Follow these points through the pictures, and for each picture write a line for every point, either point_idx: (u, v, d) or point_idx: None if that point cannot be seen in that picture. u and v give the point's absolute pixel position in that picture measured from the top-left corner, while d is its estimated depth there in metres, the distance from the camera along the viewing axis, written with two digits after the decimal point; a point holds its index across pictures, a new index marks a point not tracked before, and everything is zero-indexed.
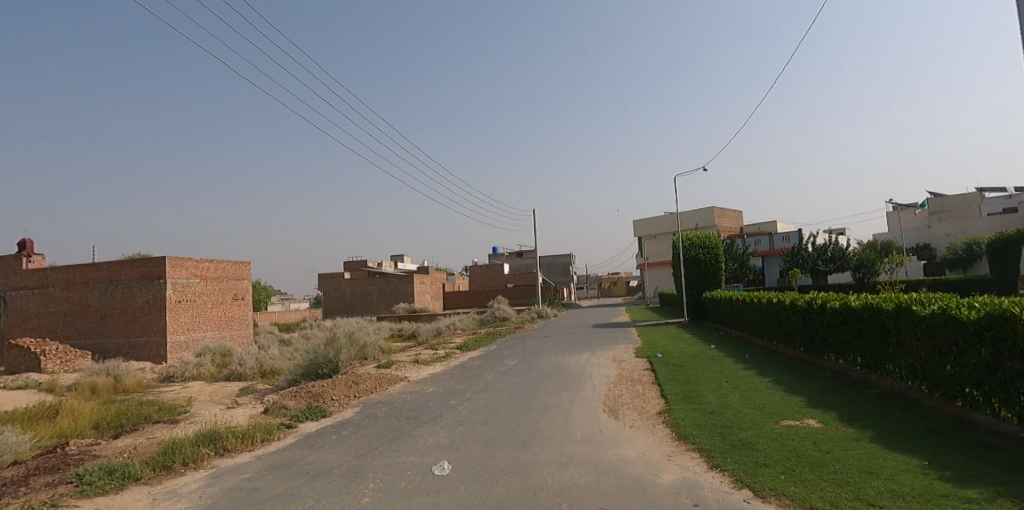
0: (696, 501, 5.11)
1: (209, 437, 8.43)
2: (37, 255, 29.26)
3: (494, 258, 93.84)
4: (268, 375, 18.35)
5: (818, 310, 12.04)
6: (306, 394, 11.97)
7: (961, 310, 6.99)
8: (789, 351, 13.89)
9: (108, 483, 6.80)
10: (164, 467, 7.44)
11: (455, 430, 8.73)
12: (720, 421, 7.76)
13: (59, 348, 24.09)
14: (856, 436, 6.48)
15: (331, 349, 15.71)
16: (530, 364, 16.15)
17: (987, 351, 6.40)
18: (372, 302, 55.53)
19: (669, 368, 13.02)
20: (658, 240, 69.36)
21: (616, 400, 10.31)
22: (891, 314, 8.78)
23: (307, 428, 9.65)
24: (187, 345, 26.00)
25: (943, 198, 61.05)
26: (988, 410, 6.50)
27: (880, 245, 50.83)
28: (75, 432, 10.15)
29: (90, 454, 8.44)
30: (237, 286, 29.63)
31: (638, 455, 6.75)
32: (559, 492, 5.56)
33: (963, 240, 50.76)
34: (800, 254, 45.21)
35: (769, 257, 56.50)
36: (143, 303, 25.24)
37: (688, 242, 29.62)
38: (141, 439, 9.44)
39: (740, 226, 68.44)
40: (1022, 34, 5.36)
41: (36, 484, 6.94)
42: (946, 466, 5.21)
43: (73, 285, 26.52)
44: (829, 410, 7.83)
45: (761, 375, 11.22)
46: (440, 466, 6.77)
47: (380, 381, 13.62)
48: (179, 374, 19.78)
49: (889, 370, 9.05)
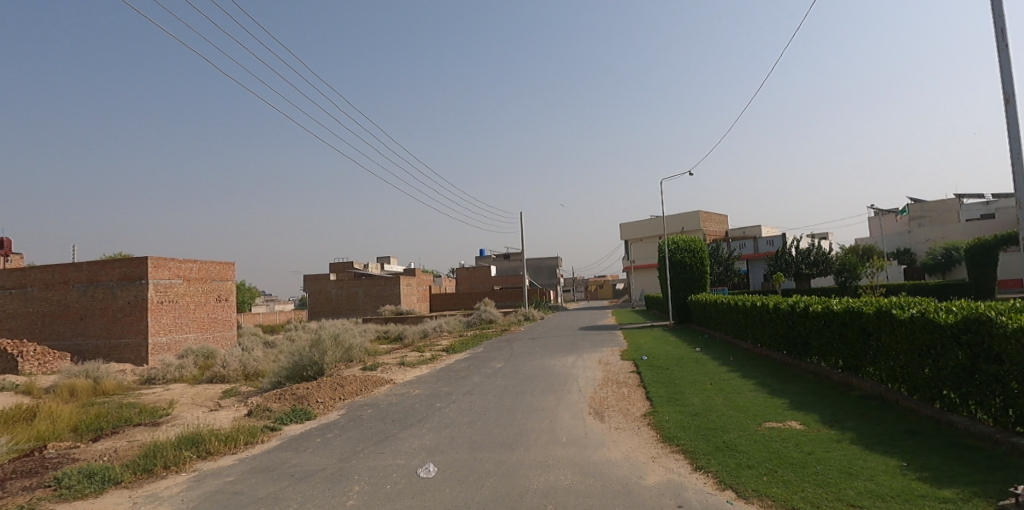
0: (679, 502, 5.16)
1: (191, 440, 8.32)
2: (14, 255, 28.91)
3: (481, 260, 93.80)
4: (251, 377, 18.25)
5: (801, 313, 12.21)
6: (290, 396, 11.87)
7: (939, 314, 7.13)
8: (772, 354, 14.08)
9: (88, 487, 6.69)
10: (145, 470, 7.35)
11: (442, 432, 8.73)
12: (703, 423, 7.83)
13: (37, 349, 23.65)
14: (836, 437, 6.59)
15: (316, 350, 15.58)
16: (516, 367, 16.14)
17: (964, 354, 6.55)
18: (358, 304, 55.25)
19: (654, 371, 13.10)
20: (645, 243, 69.90)
21: (602, 403, 10.36)
22: (872, 317, 8.94)
23: (291, 431, 9.57)
24: (169, 346, 25.65)
25: (922, 203, 62.09)
26: (965, 412, 6.63)
27: (862, 249, 51.55)
28: (53, 434, 9.96)
29: (68, 457, 8.29)
30: (220, 287, 29.34)
31: (623, 457, 6.79)
32: (545, 494, 5.57)
33: (942, 245, 51.66)
34: (784, 258, 45.79)
35: (753, 261, 57.11)
36: (125, 303, 24.88)
37: (673, 244, 29.96)
38: (121, 442, 9.29)
39: (726, 230, 69.12)
40: (1002, 48, 5.47)
41: (13, 488, 6.80)
42: (923, 466, 5.31)
43: (52, 285, 26.07)
44: (810, 412, 7.95)
45: (745, 377, 11.33)
46: (426, 468, 6.77)
47: (365, 383, 13.54)
48: (161, 376, 19.53)
49: (869, 372, 9.21)
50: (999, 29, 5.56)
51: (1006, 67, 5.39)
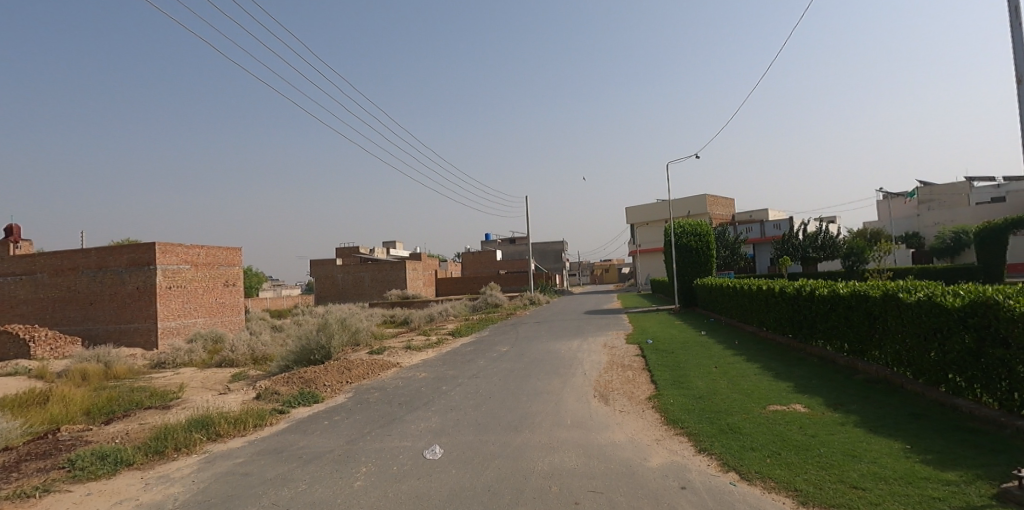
0: (683, 484, 5.20)
1: (201, 423, 8.45)
2: (24, 240, 29.02)
3: (486, 245, 94.14)
4: (260, 360, 18.43)
5: (807, 297, 12.17)
6: (298, 379, 11.99)
7: (946, 298, 7.10)
8: (779, 337, 14.04)
9: (101, 468, 6.83)
10: (157, 452, 7.47)
11: (447, 414, 8.82)
12: (708, 406, 7.84)
13: (48, 334, 23.99)
14: (840, 420, 6.60)
15: (323, 334, 15.70)
16: (521, 350, 16.21)
17: (971, 338, 6.51)
18: (364, 288, 55.54)
19: (659, 355, 13.10)
20: (650, 227, 69.79)
21: (607, 386, 10.40)
22: (878, 301, 8.89)
23: (300, 414, 9.69)
24: (178, 330, 25.95)
25: (932, 186, 61.75)
26: (971, 396, 6.62)
27: (871, 233, 51.13)
28: (66, 418, 10.14)
29: (81, 439, 8.45)
30: (228, 272, 29.51)
31: (628, 439, 6.84)
32: (549, 476, 5.62)
33: (950, 229, 51.26)
34: (791, 242, 45.56)
35: (760, 245, 56.91)
36: (133, 289, 25.11)
37: (679, 228, 29.68)
38: (132, 425, 9.45)
39: (732, 213, 68.87)
40: (1012, 25, 5.37)
41: (27, 470, 6.95)
42: (927, 449, 5.32)
43: (62, 271, 26.32)
44: (815, 396, 7.95)
45: (751, 361, 11.34)
46: (432, 450, 6.85)
47: (372, 367, 13.65)
48: (171, 361, 19.79)
49: (875, 356, 9.20)
50: (1011, 6, 5.45)
51: (1020, 45, 5.27)
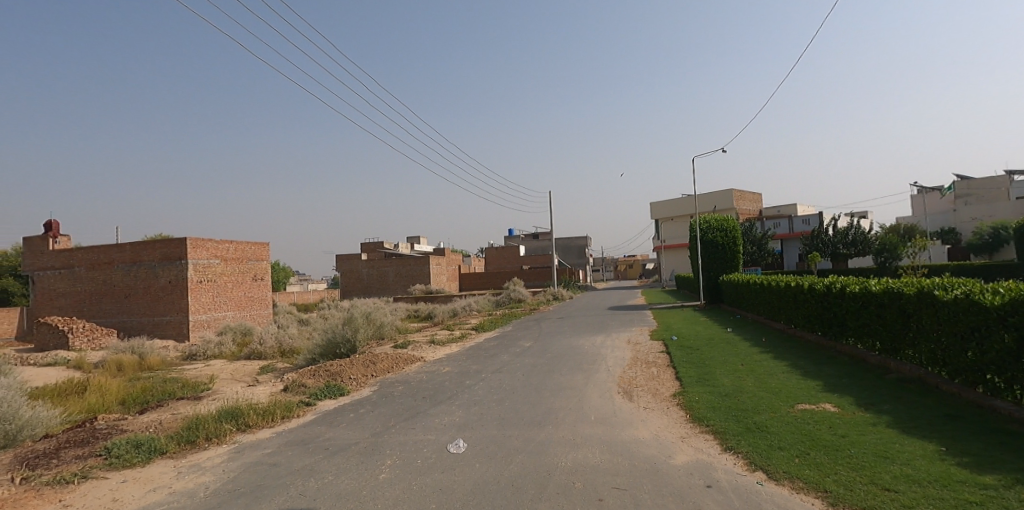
0: (708, 482, 5.14)
1: (231, 414, 8.64)
2: (63, 235, 29.98)
3: (509, 240, 94.22)
4: (287, 353, 18.77)
5: (837, 294, 11.89)
6: (324, 372, 12.18)
7: (985, 296, 6.86)
8: (808, 335, 13.76)
9: (136, 456, 7.04)
10: (189, 442, 7.68)
11: (470, 409, 8.87)
12: (734, 404, 7.73)
13: (86, 325, 24.78)
14: (871, 420, 6.44)
15: (348, 328, 15.89)
16: (544, 346, 16.18)
17: (1010, 337, 6.28)
18: (388, 283, 56.09)
19: (684, 351, 12.95)
20: (675, 223, 69.02)
21: (631, 382, 10.32)
22: (913, 299, 8.63)
23: (326, 406, 9.85)
24: (208, 323, 26.56)
25: (970, 181, 59.66)
26: (1010, 397, 6.41)
27: (905, 228, 49.71)
28: (103, 407, 10.47)
29: (117, 428, 8.72)
30: (256, 267, 30.07)
31: (652, 436, 6.79)
32: (572, 472, 5.61)
33: (989, 225, 49.51)
34: (821, 238, 44.57)
35: (787, 240, 55.82)
36: (166, 283, 25.78)
37: (705, 223, 29.33)
38: (165, 415, 9.71)
39: (760, 208, 67.70)
40: None
41: (66, 457, 7.20)
42: (963, 451, 5.17)
43: (98, 265, 27.14)
44: (845, 395, 7.78)
45: (778, 359, 11.14)
46: (455, 444, 6.90)
47: (396, 361, 13.78)
48: (202, 353, 20.30)
49: (909, 355, 8.95)
50: None
51: None
